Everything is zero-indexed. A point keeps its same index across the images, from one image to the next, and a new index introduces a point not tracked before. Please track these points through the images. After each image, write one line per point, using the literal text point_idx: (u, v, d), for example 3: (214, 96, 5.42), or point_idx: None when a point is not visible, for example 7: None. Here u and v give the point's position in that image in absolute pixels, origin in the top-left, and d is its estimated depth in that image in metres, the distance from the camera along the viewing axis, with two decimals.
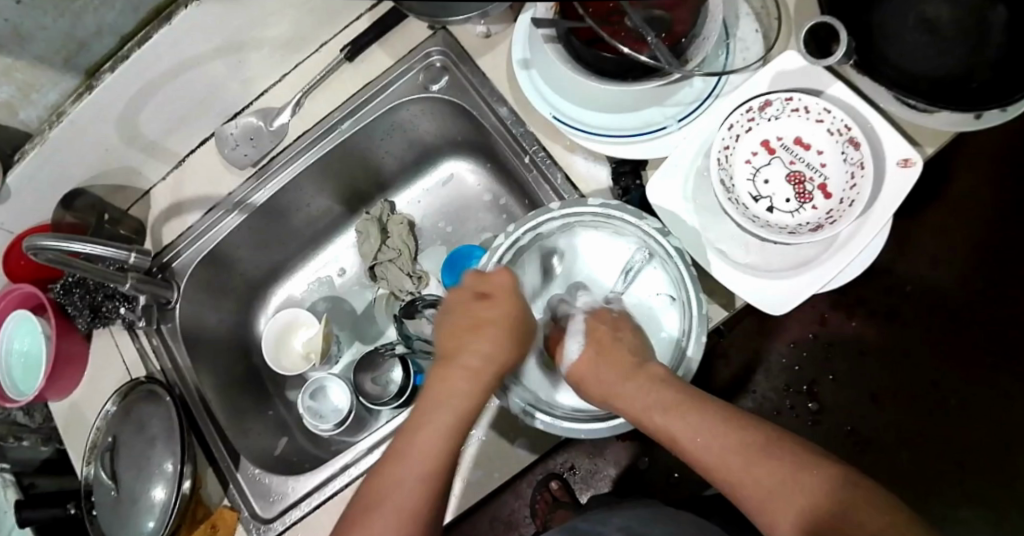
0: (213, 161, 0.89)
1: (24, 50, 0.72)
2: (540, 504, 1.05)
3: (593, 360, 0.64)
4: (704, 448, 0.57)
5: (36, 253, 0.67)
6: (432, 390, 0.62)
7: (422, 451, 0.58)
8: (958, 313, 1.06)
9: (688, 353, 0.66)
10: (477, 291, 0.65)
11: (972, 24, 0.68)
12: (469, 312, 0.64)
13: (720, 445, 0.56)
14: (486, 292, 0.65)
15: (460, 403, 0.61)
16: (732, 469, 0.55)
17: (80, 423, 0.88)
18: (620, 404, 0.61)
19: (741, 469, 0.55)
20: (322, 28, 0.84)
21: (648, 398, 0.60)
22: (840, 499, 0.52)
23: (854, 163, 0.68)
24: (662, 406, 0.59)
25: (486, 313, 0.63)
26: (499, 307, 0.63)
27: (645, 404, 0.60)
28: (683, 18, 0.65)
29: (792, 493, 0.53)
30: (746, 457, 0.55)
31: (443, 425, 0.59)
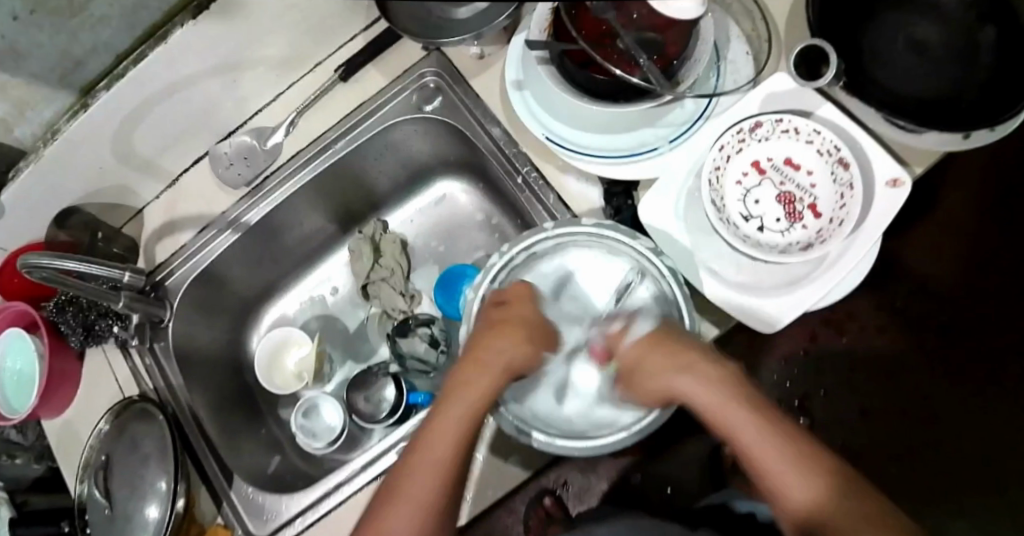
0: (208, 179, 0.89)
1: (20, 68, 0.72)
2: (534, 519, 1.02)
3: (661, 342, 0.62)
4: (761, 440, 0.56)
5: (30, 271, 0.67)
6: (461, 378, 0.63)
7: (449, 432, 0.60)
8: (950, 328, 1.07)
9: None
10: (496, 299, 0.67)
11: (960, 47, 0.69)
12: (489, 318, 0.66)
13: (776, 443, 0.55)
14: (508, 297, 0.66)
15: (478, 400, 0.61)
16: (771, 473, 0.55)
17: (73, 440, 0.88)
18: (687, 387, 0.60)
19: (783, 475, 0.54)
20: (317, 47, 0.84)
21: (715, 393, 0.58)
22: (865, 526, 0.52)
23: (843, 184, 0.68)
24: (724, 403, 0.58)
25: (507, 316, 0.65)
26: (518, 310, 0.65)
27: (708, 399, 0.58)
28: (674, 41, 0.65)
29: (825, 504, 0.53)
30: (786, 461, 0.55)
31: (462, 415, 0.61)
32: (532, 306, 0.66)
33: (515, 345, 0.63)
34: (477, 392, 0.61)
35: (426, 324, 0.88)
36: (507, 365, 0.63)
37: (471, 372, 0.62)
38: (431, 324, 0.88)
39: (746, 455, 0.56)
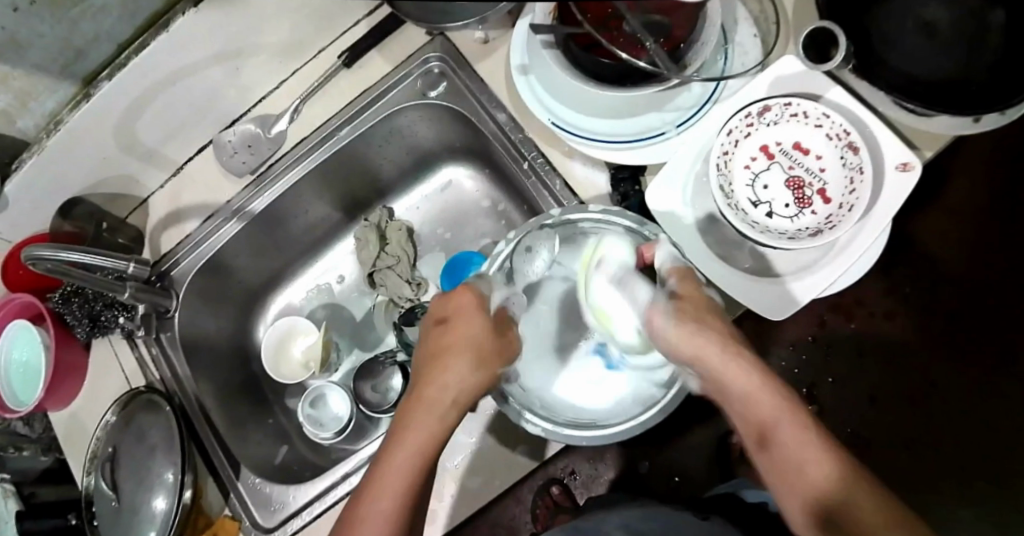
0: (212, 169, 0.89)
1: (21, 59, 0.72)
2: (541, 509, 1.06)
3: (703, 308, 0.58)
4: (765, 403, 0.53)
5: (35, 263, 0.67)
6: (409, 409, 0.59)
7: (405, 464, 0.56)
8: (958, 314, 1.06)
9: None
10: (439, 315, 0.64)
11: (970, 27, 0.68)
12: (433, 339, 0.63)
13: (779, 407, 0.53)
14: (450, 313, 0.64)
15: (431, 428, 0.58)
16: (806, 480, 0.50)
17: (80, 432, 0.88)
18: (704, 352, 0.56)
19: (794, 449, 0.51)
20: (320, 33, 0.84)
21: (757, 393, 0.54)
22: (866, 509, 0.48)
23: (854, 168, 0.67)
24: (769, 404, 0.53)
25: (453, 332, 0.62)
26: (462, 326, 0.62)
27: (750, 398, 0.54)
28: (682, 23, 0.65)
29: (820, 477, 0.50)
30: (795, 426, 0.52)
31: (417, 445, 0.57)
32: (478, 317, 0.63)
33: (464, 364, 0.60)
34: (429, 418, 0.58)
35: None
36: (458, 386, 0.60)
37: (422, 399, 0.59)
38: None
39: (760, 426, 0.54)
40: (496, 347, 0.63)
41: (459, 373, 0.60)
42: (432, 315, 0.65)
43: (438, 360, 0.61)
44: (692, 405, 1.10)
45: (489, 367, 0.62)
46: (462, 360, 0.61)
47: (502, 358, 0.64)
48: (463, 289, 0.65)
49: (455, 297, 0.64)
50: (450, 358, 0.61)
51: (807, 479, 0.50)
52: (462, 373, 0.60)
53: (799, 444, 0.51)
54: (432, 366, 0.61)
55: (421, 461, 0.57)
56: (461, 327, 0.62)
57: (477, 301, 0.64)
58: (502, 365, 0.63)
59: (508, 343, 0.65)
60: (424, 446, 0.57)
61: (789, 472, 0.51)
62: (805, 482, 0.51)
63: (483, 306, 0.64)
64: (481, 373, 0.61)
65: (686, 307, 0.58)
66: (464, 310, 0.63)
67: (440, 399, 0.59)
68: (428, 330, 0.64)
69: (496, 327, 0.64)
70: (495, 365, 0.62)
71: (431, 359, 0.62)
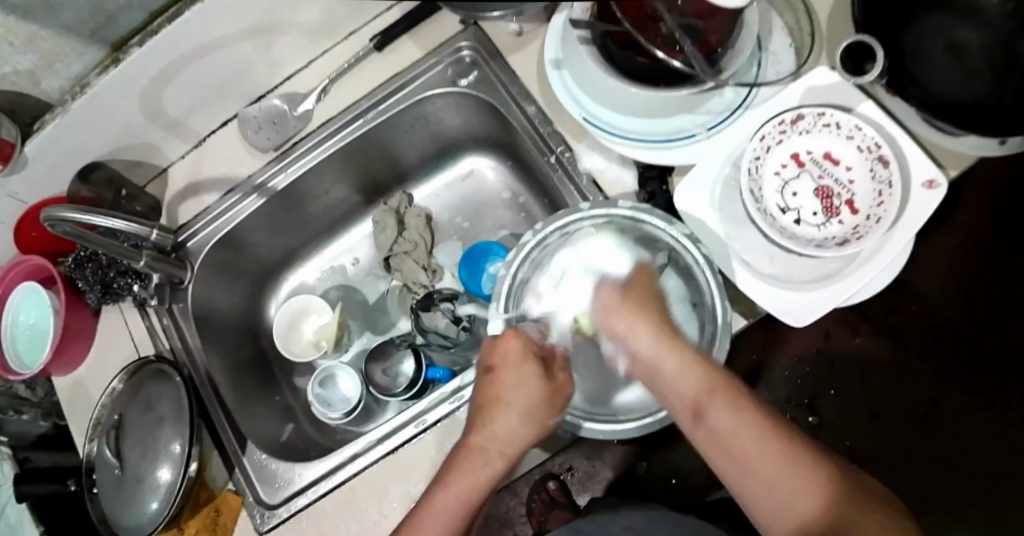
0: (234, 143, 0.88)
1: (52, 19, 0.71)
2: (535, 503, 1.05)
3: (635, 301, 0.62)
4: (682, 377, 0.57)
5: (53, 224, 0.67)
6: (457, 458, 0.62)
7: (443, 511, 0.59)
8: (961, 334, 1.07)
9: (712, 358, 0.66)
10: (488, 363, 0.65)
11: (1001, 52, 0.69)
12: (484, 389, 0.64)
13: (699, 381, 0.57)
14: (494, 364, 0.65)
15: (477, 476, 0.60)
16: (735, 445, 0.54)
17: (84, 398, 0.87)
18: (635, 340, 0.60)
19: (725, 419, 0.55)
20: (354, 16, 0.84)
21: (692, 370, 0.57)
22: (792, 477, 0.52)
23: (883, 181, 0.68)
24: (703, 379, 0.57)
25: (499, 382, 0.63)
26: (501, 380, 0.63)
27: (684, 374, 0.57)
28: (717, 29, 0.64)
29: (752, 448, 0.53)
30: (726, 403, 0.55)
31: (452, 496, 0.59)
32: (526, 367, 0.64)
33: (513, 417, 0.62)
34: (475, 469, 0.60)
35: (449, 300, 0.88)
36: (507, 438, 0.62)
37: (470, 447, 0.62)
38: (453, 300, 0.88)
39: (690, 400, 0.57)
40: (548, 395, 0.63)
41: (508, 424, 0.62)
42: (482, 364, 0.66)
43: (489, 410, 0.63)
44: None
45: (539, 419, 0.63)
46: (509, 417, 0.62)
47: (551, 407, 0.63)
48: (512, 336, 0.65)
49: (498, 345, 0.65)
50: (499, 410, 0.63)
51: (757, 459, 0.53)
52: (511, 425, 0.62)
53: (735, 419, 0.54)
54: (484, 416, 0.63)
55: (461, 506, 0.59)
56: (508, 377, 0.63)
57: (524, 348, 0.64)
58: (554, 414, 0.63)
59: (563, 386, 0.65)
60: (471, 494, 0.59)
61: (730, 447, 0.54)
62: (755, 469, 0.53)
63: (531, 355, 0.64)
64: (530, 429, 0.62)
65: (632, 296, 0.63)
66: (506, 362, 0.64)
67: (489, 450, 0.61)
68: (479, 379, 0.66)
69: (547, 372, 0.65)
70: (545, 417, 0.63)
71: (484, 410, 0.63)
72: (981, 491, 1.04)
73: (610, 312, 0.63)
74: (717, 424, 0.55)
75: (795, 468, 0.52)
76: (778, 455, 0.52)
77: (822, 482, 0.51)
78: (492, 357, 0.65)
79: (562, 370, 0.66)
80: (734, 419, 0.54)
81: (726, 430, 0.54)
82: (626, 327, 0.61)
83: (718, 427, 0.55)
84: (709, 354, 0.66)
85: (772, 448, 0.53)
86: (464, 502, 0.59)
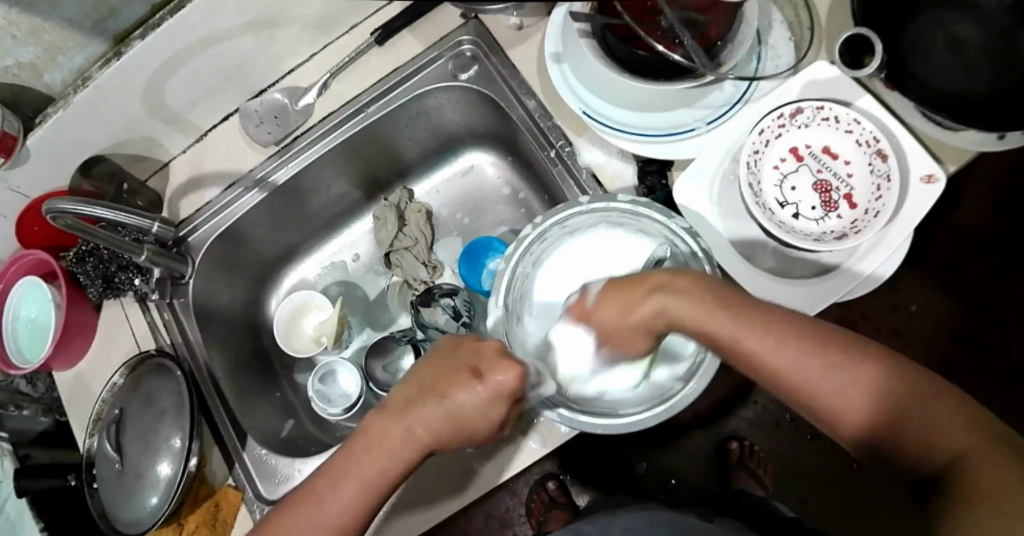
0: (235, 138, 0.89)
1: (53, 11, 0.71)
2: (535, 503, 1.07)
3: (611, 309, 0.59)
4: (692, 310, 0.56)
5: (54, 217, 0.67)
6: (376, 432, 0.57)
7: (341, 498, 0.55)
8: (962, 332, 1.07)
9: (704, 364, 0.66)
10: (477, 367, 0.56)
11: (1000, 46, 0.69)
12: (450, 383, 0.56)
13: (706, 307, 0.56)
14: (480, 376, 0.55)
15: (382, 472, 0.56)
16: (767, 357, 0.53)
17: (84, 392, 0.87)
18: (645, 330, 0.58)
19: (748, 342, 0.54)
20: (354, 10, 0.84)
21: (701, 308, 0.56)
22: (830, 370, 0.52)
23: (881, 175, 0.68)
24: (709, 307, 0.56)
25: (463, 397, 0.55)
26: (469, 399, 0.55)
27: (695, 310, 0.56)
28: (718, 23, 0.66)
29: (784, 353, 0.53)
30: (739, 322, 0.55)
31: (356, 485, 0.56)
32: (496, 403, 0.55)
33: (444, 431, 0.56)
34: (381, 459, 0.56)
35: (449, 296, 0.87)
36: (430, 445, 0.56)
37: (396, 429, 0.56)
38: (454, 295, 0.87)
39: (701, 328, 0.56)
40: (488, 435, 0.57)
41: (437, 433, 0.56)
42: (474, 359, 0.57)
43: (432, 407, 0.56)
44: (695, 407, 1.10)
45: (463, 444, 0.57)
46: (440, 431, 0.56)
47: (481, 443, 0.58)
48: (516, 371, 0.54)
49: (502, 368, 0.55)
50: (439, 418, 0.55)
51: (793, 362, 0.53)
52: (437, 437, 0.56)
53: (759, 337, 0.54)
54: (427, 407, 0.56)
55: (355, 498, 0.56)
56: (481, 395, 0.55)
57: (511, 392, 0.55)
58: (478, 445, 0.58)
59: (499, 433, 0.59)
60: (371, 488, 0.56)
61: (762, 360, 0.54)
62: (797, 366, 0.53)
63: (510, 399, 0.55)
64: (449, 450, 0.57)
65: (608, 308, 0.59)
66: (488, 389, 0.55)
67: (406, 446, 0.56)
68: (458, 366, 0.57)
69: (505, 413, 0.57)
70: (470, 444, 0.58)
71: (431, 399, 0.56)
72: None
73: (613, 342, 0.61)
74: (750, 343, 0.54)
75: (831, 358, 0.52)
76: (807, 356, 0.53)
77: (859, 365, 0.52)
78: (491, 367, 0.55)
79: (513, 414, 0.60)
80: (757, 334, 0.54)
81: (754, 344, 0.54)
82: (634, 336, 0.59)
83: (746, 345, 0.54)
84: (707, 347, 0.66)
85: (805, 349, 0.53)
86: (361, 495, 0.56)
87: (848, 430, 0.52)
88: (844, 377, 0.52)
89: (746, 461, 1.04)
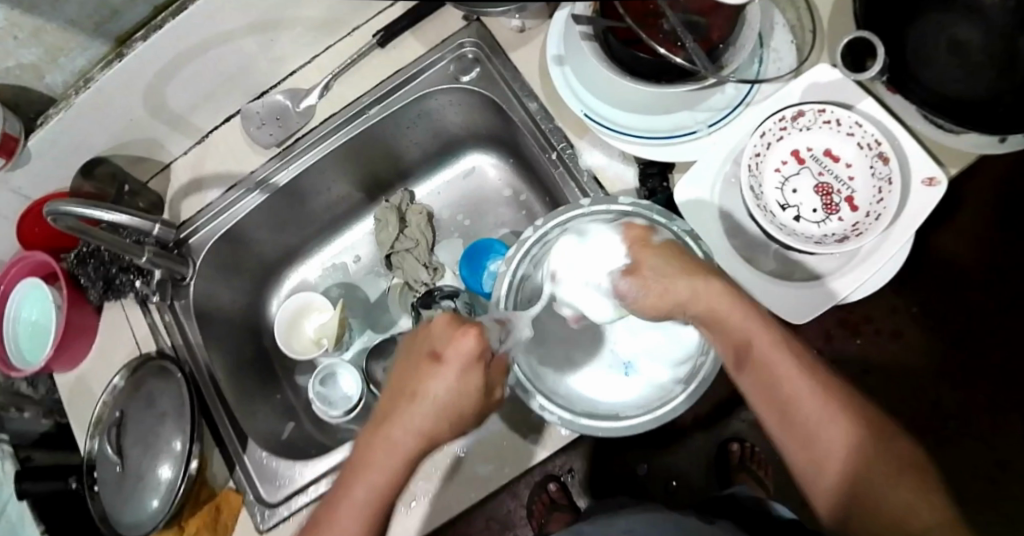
0: (237, 139, 0.89)
1: (56, 13, 0.72)
2: (535, 505, 1.07)
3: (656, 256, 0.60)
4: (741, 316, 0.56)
5: (55, 218, 0.67)
6: (363, 447, 0.56)
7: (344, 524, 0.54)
8: (963, 335, 1.07)
9: (704, 370, 0.66)
10: (434, 349, 0.56)
11: (1001, 49, 0.69)
12: (416, 375, 0.56)
13: (746, 320, 0.56)
14: (441, 354, 0.56)
15: (381, 481, 0.55)
16: (787, 386, 0.54)
17: (85, 393, 0.87)
18: (684, 303, 0.58)
19: (778, 362, 0.55)
20: (356, 12, 0.84)
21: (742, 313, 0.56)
22: (836, 421, 0.53)
23: (883, 178, 0.68)
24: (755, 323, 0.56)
25: (431, 379, 0.55)
26: (435, 379, 0.55)
27: (744, 318, 0.56)
28: (719, 27, 0.65)
29: (801, 391, 0.54)
30: (777, 342, 0.55)
31: (358, 507, 0.54)
32: (469, 370, 0.56)
33: (433, 418, 0.55)
34: (378, 470, 0.55)
35: (450, 298, 0.85)
36: (423, 436, 0.56)
37: (379, 437, 0.56)
38: (454, 297, 0.86)
39: (733, 335, 0.56)
40: (476, 405, 0.57)
41: (424, 423, 0.55)
42: (427, 344, 0.57)
43: (407, 402, 0.56)
44: (695, 409, 1.10)
45: (457, 423, 0.57)
46: (427, 418, 0.55)
47: (475, 417, 0.58)
48: (471, 332, 0.55)
49: (456, 336, 0.55)
50: (419, 407, 0.55)
51: (806, 400, 0.54)
52: (426, 426, 0.55)
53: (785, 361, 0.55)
54: (402, 404, 0.56)
55: (362, 518, 0.54)
56: (450, 375, 0.55)
57: (477, 351, 0.55)
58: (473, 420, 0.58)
59: (491, 399, 0.59)
60: (384, 490, 0.55)
61: (779, 386, 0.55)
62: (805, 408, 0.54)
63: (479, 360, 0.56)
64: (443, 435, 0.57)
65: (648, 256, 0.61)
66: (452, 361, 0.55)
67: (399, 447, 0.55)
68: (418, 359, 0.57)
69: (486, 385, 0.57)
70: (465, 421, 0.57)
71: (404, 397, 0.56)
72: (983, 491, 1.04)
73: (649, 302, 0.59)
74: (767, 369, 0.55)
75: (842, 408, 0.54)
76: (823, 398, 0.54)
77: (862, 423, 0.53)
78: (445, 343, 0.56)
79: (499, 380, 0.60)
80: (784, 360, 0.55)
81: (777, 370, 0.55)
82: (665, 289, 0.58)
83: (771, 369, 0.55)
84: (708, 349, 0.67)
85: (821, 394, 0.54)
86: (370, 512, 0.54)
87: (830, 482, 0.53)
88: (845, 432, 0.53)
89: (746, 462, 1.05)
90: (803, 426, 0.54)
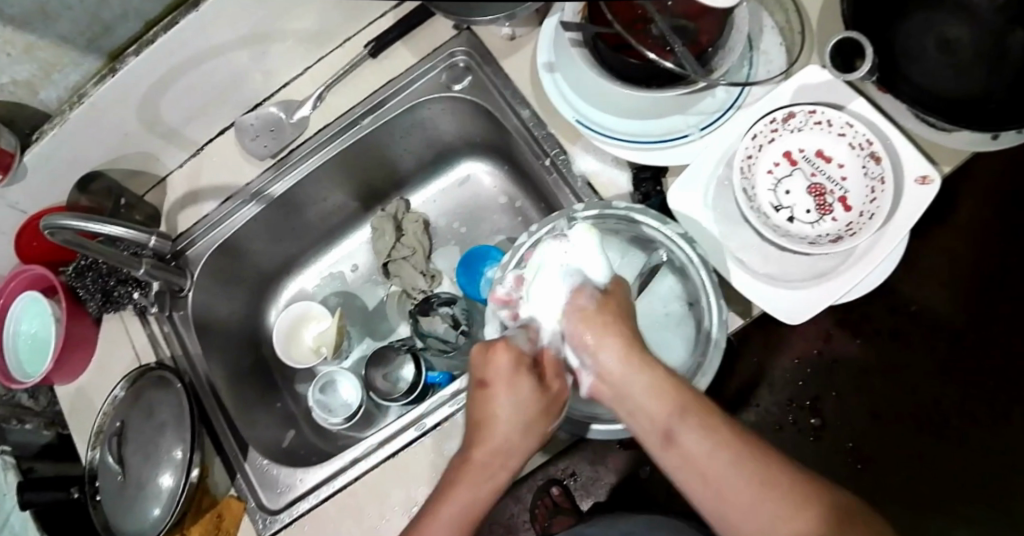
0: (232, 151, 0.89)
1: (49, 29, 0.72)
2: (540, 509, 1.06)
3: (607, 312, 0.60)
4: (651, 395, 0.55)
5: (53, 233, 0.68)
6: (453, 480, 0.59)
7: None
8: (961, 331, 1.07)
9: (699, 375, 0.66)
10: (480, 379, 0.60)
11: (991, 47, 0.69)
12: (477, 405, 0.60)
13: (661, 398, 0.55)
14: (487, 380, 0.60)
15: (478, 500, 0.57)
16: (712, 471, 0.51)
17: (85, 406, 0.88)
18: (604, 358, 0.58)
19: (700, 445, 0.52)
20: (348, 23, 0.84)
21: (660, 393, 0.55)
22: (772, 509, 0.49)
23: (875, 178, 0.69)
24: (674, 402, 0.54)
25: (492, 401, 0.59)
26: (490, 400, 0.59)
27: (656, 397, 0.55)
28: (708, 30, 0.65)
29: (731, 477, 0.51)
30: (698, 427, 0.53)
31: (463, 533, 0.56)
32: (520, 383, 0.59)
33: (507, 432, 0.59)
34: (474, 492, 0.57)
35: (447, 305, 0.87)
36: (506, 450, 0.59)
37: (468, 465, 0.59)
38: (453, 304, 0.88)
39: (651, 418, 0.55)
40: (545, 405, 0.60)
41: (504, 440, 0.58)
42: (473, 377, 0.61)
43: (482, 428, 0.59)
44: None
45: (535, 429, 0.59)
46: (504, 433, 0.59)
47: (552, 416, 0.61)
48: (502, 349, 0.60)
49: (492, 359, 0.60)
50: (491, 428, 0.59)
51: (734, 487, 0.50)
52: (507, 440, 0.59)
53: (708, 442, 0.52)
54: (478, 431, 0.59)
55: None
56: (504, 393, 0.59)
57: (515, 361, 0.59)
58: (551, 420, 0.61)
59: (557, 393, 0.61)
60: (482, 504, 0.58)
61: (703, 470, 0.52)
62: (735, 497, 0.50)
63: (522, 369, 0.60)
64: (526, 442, 0.59)
65: (606, 307, 0.61)
66: (499, 381, 0.59)
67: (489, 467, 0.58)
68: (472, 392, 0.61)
69: (541, 382, 0.61)
70: (543, 426, 0.60)
71: (477, 425, 0.60)
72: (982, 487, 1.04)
73: (585, 322, 0.60)
74: (689, 452, 0.53)
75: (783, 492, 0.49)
76: (756, 482, 0.50)
77: (808, 507, 0.49)
78: (485, 371, 0.60)
79: (556, 375, 0.62)
80: (708, 443, 0.52)
81: (700, 454, 0.52)
82: (598, 338, 0.59)
83: (694, 452, 0.52)
84: (705, 351, 0.67)
85: (753, 479, 0.50)
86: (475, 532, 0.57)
87: None
88: (789, 518, 0.49)
89: None
90: (737, 515, 0.50)
